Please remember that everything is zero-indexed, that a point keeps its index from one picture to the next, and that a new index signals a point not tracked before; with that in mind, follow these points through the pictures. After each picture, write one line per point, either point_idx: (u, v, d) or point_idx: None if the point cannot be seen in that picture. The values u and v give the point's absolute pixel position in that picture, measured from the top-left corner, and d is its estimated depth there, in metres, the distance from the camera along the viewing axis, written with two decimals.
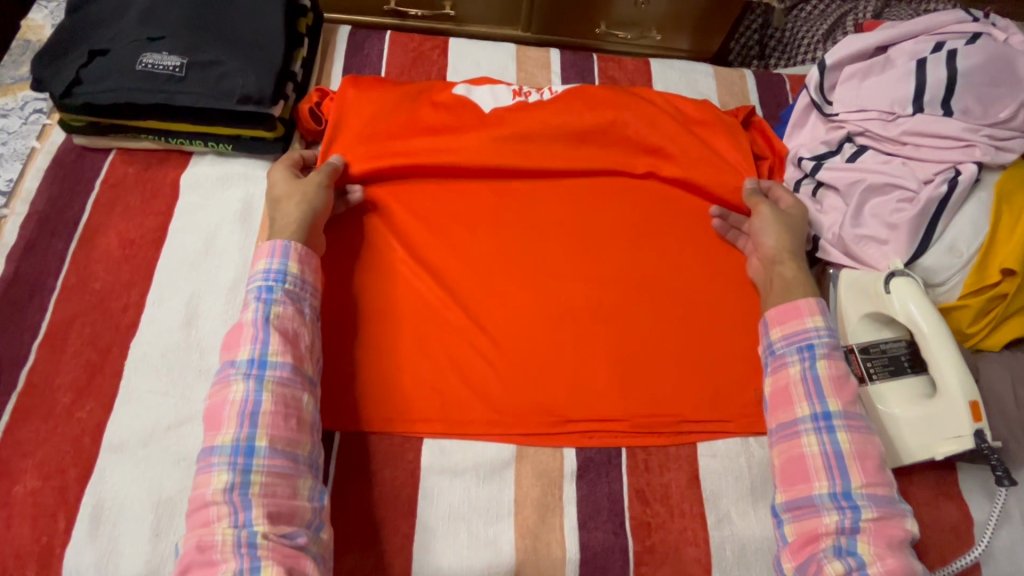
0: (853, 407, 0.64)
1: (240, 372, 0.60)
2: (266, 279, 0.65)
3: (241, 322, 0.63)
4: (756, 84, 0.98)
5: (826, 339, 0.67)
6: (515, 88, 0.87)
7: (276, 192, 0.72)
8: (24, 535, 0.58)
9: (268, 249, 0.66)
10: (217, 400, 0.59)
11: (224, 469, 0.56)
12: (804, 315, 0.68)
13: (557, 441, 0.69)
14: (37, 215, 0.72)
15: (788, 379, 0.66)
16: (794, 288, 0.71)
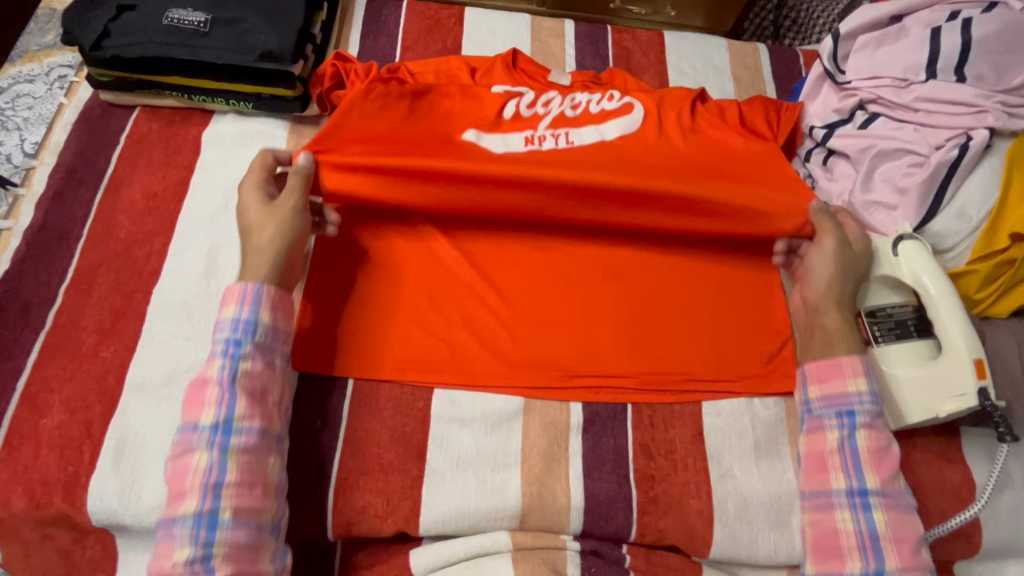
0: (892, 484, 0.61)
1: (203, 440, 0.57)
2: (234, 334, 0.61)
3: (205, 377, 0.60)
4: (770, 57, 0.98)
5: (869, 406, 0.63)
6: (528, 134, 0.77)
7: (245, 219, 0.68)
8: (52, 464, 0.60)
9: (237, 296, 0.62)
10: (180, 466, 0.57)
11: (185, 543, 0.55)
12: (846, 377, 0.64)
13: (564, 394, 0.70)
14: (64, 166, 0.75)
15: (825, 446, 0.63)
16: (835, 342, 0.67)
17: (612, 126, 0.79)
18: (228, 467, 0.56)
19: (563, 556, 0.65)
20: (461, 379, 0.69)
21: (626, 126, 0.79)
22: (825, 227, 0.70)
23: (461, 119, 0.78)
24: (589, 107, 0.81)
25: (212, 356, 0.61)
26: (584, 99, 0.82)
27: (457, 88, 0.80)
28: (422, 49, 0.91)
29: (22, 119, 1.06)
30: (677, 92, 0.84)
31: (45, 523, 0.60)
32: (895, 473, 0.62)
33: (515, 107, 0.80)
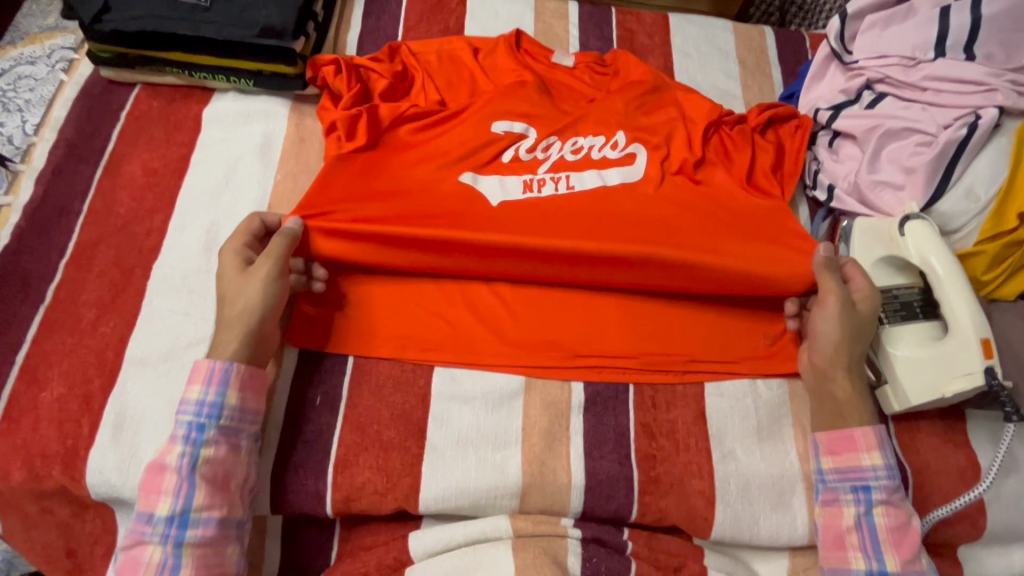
0: (912, 564, 0.60)
1: (158, 531, 0.55)
2: (197, 418, 0.57)
3: (164, 462, 0.57)
4: (775, 40, 0.97)
5: (884, 481, 0.62)
6: (527, 179, 0.75)
7: (220, 286, 0.64)
8: (51, 437, 0.60)
9: (204, 376, 0.59)
10: (136, 552, 0.56)
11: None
12: (860, 451, 0.63)
13: (566, 374, 0.70)
14: (65, 142, 0.75)
15: (843, 525, 0.62)
16: (846, 413, 0.65)
17: (613, 173, 0.76)
18: (182, 564, 0.54)
19: (563, 546, 0.64)
20: (461, 358, 0.69)
21: (628, 174, 0.76)
22: (833, 287, 0.67)
23: (458, 156, 0.75)
24: (590, 152, 0.78)
25: (173, 438, 0.58)
26: (585, 143, 0.78)
27: (454, 112, 0.78)
28: (424, 30, 0.90)
29: (24, 100, 1.06)
30: (683, 134, 0.80)
31: (44, 496, 0.60)
32: (915, 553, 0.60)
33: (514, 151, 0.77)
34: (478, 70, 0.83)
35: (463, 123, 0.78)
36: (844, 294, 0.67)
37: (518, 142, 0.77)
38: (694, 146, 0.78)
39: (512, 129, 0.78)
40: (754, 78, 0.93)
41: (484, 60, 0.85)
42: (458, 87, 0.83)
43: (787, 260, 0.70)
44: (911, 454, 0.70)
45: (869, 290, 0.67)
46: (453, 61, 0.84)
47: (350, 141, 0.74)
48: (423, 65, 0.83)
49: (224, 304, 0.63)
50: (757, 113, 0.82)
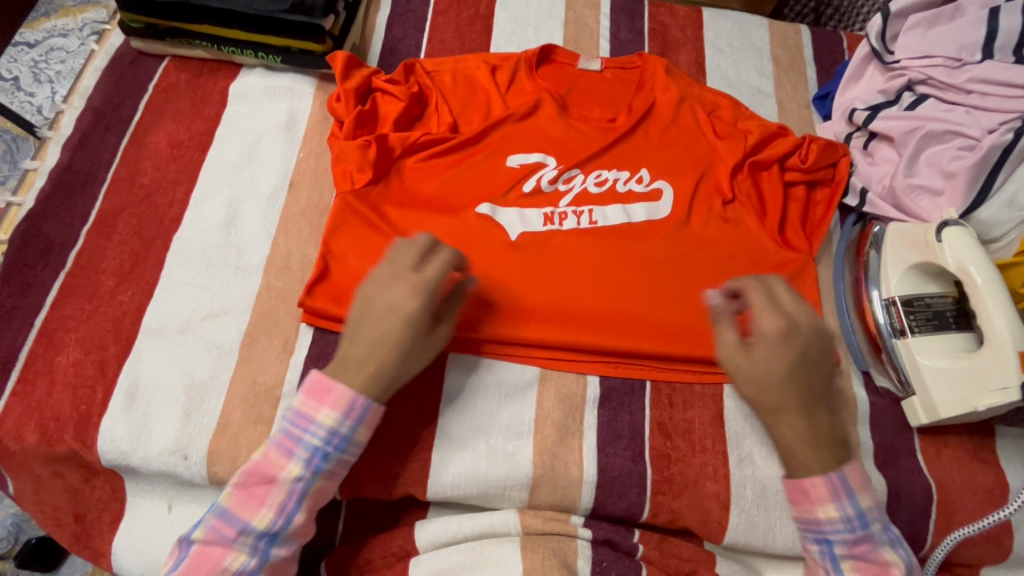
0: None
1: (246, 543, 0.52)
2: (325, 447, 0.53)
3: (275, 475, 0.53)
4: (812, 39, 0.95)
5: (847, 535, 0.55)
6: (547, 211, 0.75)
7: (391, 317, 0.56)
8: (65, 401, 0.60)
9: (343, 407, 0.54)
10: (213, 549, 0.52)
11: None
12: (813, 503, 0.56)
13: (581, 367, 0.68)
14: (92, 110, 0.74)
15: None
16: (796, 462, 0.57)
17: (638, 209, 0.76)
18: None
19: (573, 547, 0.62)
20: (477, 347, 0.68)
21: (653, 210, 0.76)
22: (722, 346, 0.61)
23: (473, 190, 0.76)
24: (615, 186, 0.77)
25: (293, 450, 0.54)
26: (610, 176, 0.78)
27: (476, 139, 0.78)
28: (453, 13, 0.89)
29: (54, 72, 1.08)
30: (709, 176, 0.79)
31: (55, 459, 0.60)
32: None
33: (535, 181, 0.77)
34: (493, 92, 0.82)
35: (477, 156, 0.77)
36: (738, 347, 0.60)
37: (539, 172, 0.78)
38: (723, 187, 0.78)
39: (528, 161, 0.78)
40: (787, 76, 0.91)
41: (502, 79, 0.83)
42: (472, 109, 0.81)
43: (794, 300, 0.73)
44: (936, 470, 0.67)
45: (769, 325, 0.59)
46: (468, 81, 0.83)
47: (360, 173, 0.72)
48: (437, 85, 0.81)
49: (385, 343, 0.56)
50: (796, 160, 0.79)
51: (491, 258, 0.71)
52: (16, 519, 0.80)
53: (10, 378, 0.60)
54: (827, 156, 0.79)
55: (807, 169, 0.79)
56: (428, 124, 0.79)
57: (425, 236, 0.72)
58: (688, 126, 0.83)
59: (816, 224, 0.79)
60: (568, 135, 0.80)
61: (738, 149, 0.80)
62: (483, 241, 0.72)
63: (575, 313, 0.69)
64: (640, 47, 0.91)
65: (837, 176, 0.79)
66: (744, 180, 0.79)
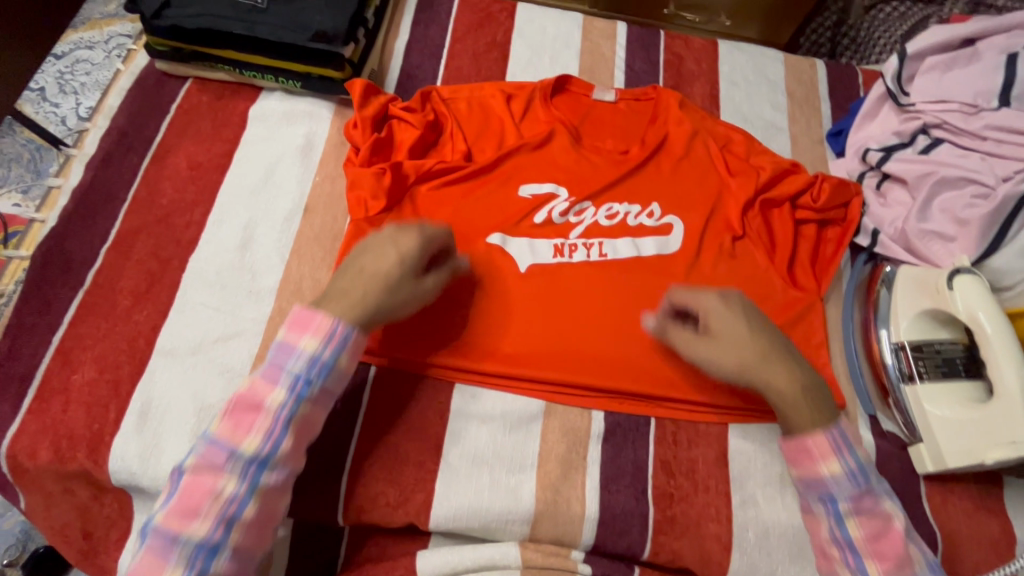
0: (903, 569, 0.55)
1: (236, 468, 0.52)
2: (308, 372, 0.55)
3: (262, 401, 0.54)
4: (827, 75, 0.95)
5: (852, 489, 0.56)
6: (557, 243, 0.76)
7: (387, 256, 0.61)
8: (79, 420, 0.61)
9: (324, 333, 0.56)
10: (201, 478, 0.52)
11: (180, 566, 0.50)
12: (818, 462, 0.57)
13: (586, 402, 0.69)
14: (115, 130, 0.76)
15: (822, 538, 0.58)
16: (797, 420, 0.59)
17: (649, 243, 0.77)
18: (249, 504, 0.52)
19: None
20: (482, 377, 0.68)
21: (663, 245, 0.77)
22: (683, 346, 0.65)
23: (485, 219, 0.77)
24: (626, 219, 0.78)
25: (278, 377, 0.54)
26: (621, 209, 0.79)
27: (490, 169, 0.80)
28: (471, 40, 0.90)
29: (80, 84, 1.11)
30: (720, 212, 0.80)
31: (66, 477, 0.61)
32: (903, 553, 0.55)
33: (546, 213, 0.78)
34: (508, 122, 0.83)
35: (491, 186, 0.78)
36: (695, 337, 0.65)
37: (550, 203, 0.78)
38: (733, 223, 0.79)
39: (540, 191, 0.79)
40: (801, 111, 0.92)
41: (517, 108, 0.84)
42: (486, 138, 0.82)
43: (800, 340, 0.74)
44: (941, 519, 0.67)
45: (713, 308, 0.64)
46: (483, 109, 0.84)
47: (374, 200, 0.73)
48: (453, 113, 0.83)
49: (377, 279, 0.60)
50: (808, 199, 0.80)
51: (499, 288, 0.72)
52: (25, 526, 0.82)
53: (27, 395, 0.61)
54: (838, 196, 0.79)
55: (818, 208, 0.80)
56: (442, 151, 0.81)
57: None
58: (700, 160, 0.83)
59: (826, 263, 0.79)
60: (580, 167, 0.81)
61: (750, 186, 0.80)
62: (494, 272, 0.73)
63: (582, 349, 0.70)
64: (655, 79, 0.91)
65: (846, 217, 0.80)
66: (756, 217, 0.80)
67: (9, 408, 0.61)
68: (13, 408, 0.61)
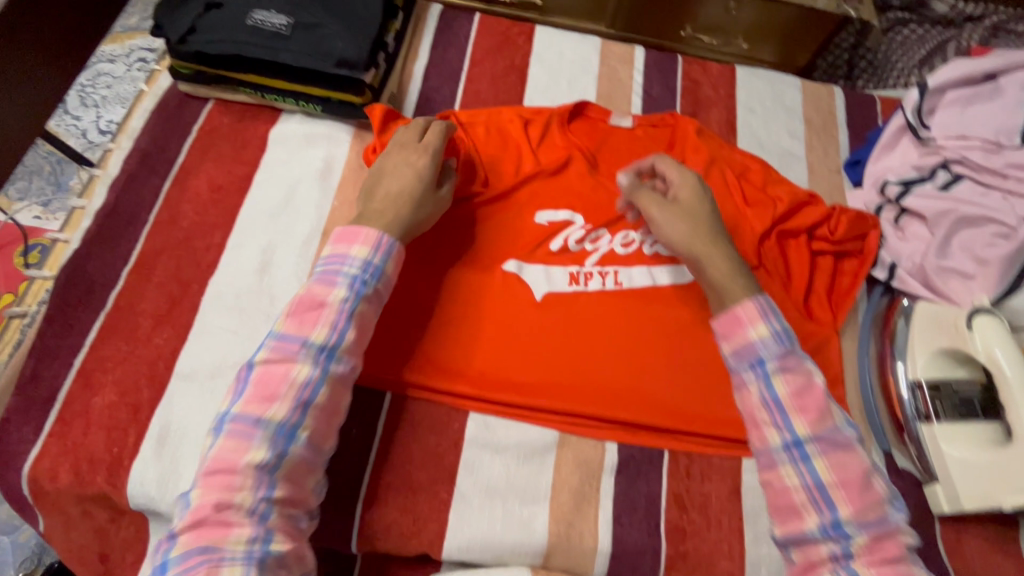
0: (824, 424, 0.58)
1: (308, 355, 0.58)
2: (363, 274, 0.62)
3: (322, 297, 0.61)
4: (845, 102, 0.95)
5: (777, 350, 0.61)
6: (573, 271, 0.76)
7: (406, 174, 0.69)
8: (99, 443, 0.62)
9: (373, 242, 0.64)
10: (277, 367, 0.57)
11: (263, 444, 0.54)
12: (746, 326, 0.62)
13: (599, 433, 0.69)
14: (138, 152, 0.77)
15: (753, 403, 0.60)
16: (728, 297, 0.65)
17: (664, 272, 0.77)
18: (323, 389, 0.58)
19: None
20: (496, 405, 0.69)
21: (679, 275, 0.77)
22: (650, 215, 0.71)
23: (502, 246, 0.77)
24: (642, 248, 0.78)
25: (335, 280, 0.62)
26: (637, 238, 0.79)
27: (507, 195, 0.80)
28: (489, 64, 0.91)
29: (101, 97, 1.12)
30: (737, 241, 0.80)
31: (85, 500, 0.61)
32: (825, 411, 0.58)
33: (562, 240, 0.78)
34: (525, 147, 0.83)
35: (507, 213, 0.79)
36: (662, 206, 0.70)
37: (566, 231, 0.78)
38: (749, 253, 0.79)
39: (557, 218, 0.79)
40: (819, 140, 0.91)
41: (534, 133, 0.84)
42: (503, 163, 0.82)
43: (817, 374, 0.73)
44: (957, 560, 0.66)
45: (682, 183, 0.72)
46: (500, 134, 0.84)
47: None
48: (471, 137, 0.83)
49: (404, 197, 0.68)
50: (825, 230, 0.80)
51: (514, 317, 0.73)
52: (41, 540, 0.83)
53: (49, 417, 0.62)
54: (857, 228, 0.79)
55: (836, 239, 0.79)
56: (459, 176, 0.81)
57: (452, 293, 0.73)
58: (717, 188, 0.83)
59: (843, 295, 0.78)
60: (596, 194, 0.81)
61: (767, 215, 0.80)
62: (510, 300, 0.74)
63: (597, 380, 0.70)
64: (672, 104, 0.92)
65: (864, 249, 0.80)
66: (773, 247, 0.79)
67: (31, 431, 0.61)
68: (35, 431, 0.62)
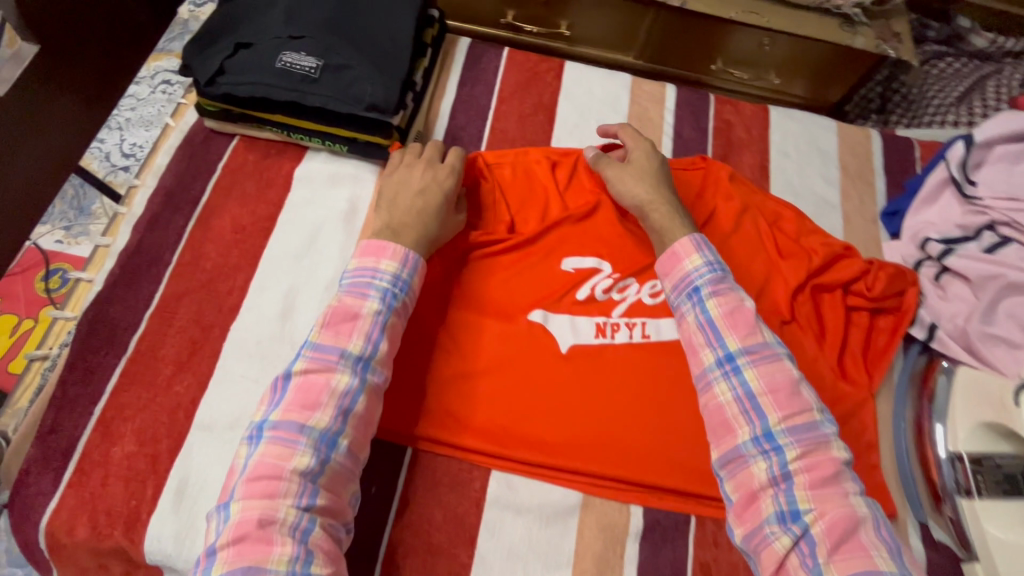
0: (753, 338, 0.64)
1: (347, 365, 0.59)
2: (393, 287, 0.64)
3: (356, 309, 0.62)
4: (882, 147, 0.92)
5: (710, 276, 0.67)
6: (600, 321, 0.74)
7: (433, 194, 0.72)
8: (117, 495, 0.61)
9: (401, 257, 0.66)
10: (316, 378, 0.58)
11: (307, 451, 0.55)
12: (683, 259, 0.69)
13: (624, 496, 0.67)
14: (163, 190, 0.76)
15: (689, 330, 0.66)
16: (668, 236, 0.72)
17: None
18: (362, 397, 0.59)
19: None
20: (518, 464, 0.67)
21: None
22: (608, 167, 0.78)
23: (526, 294, 0.75)
24: None
25: (366, 292, 0.63)
26: None
27: (533, 241, 0.78)
28: (517, 102, 0.89)
29: (124, 119, 1.12)
30: (772, 295, 0.77)
31: (102, 554, 0.60)
32: (754, 329, 0.64)
33: (589, 289, 0.76)
34: (552, 190, 0.81)
35: (532, 259, 0.77)
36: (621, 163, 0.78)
37: (592, 279, 0.77)
38: (782, 307, 0.76)
39: (583, 265, 0.77)
40: (855, 187, 0.89)
41: (561, 176, 0.83)
42: (530, 207, 0.81)
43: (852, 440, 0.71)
44: None
45: (640, 148, 0.79)
46: (527, 175, 0.83)
47: None
48: (498, 180, 0.82)
49: (431, 212, 0.70)
50: (861, 285, 0.77)
51: (538, 369, 0.71)
52: None
53: (67, 468, 0.61)
54: (895, 284, 0.77)
55: (873, 294, 0.77)
56: (485, 220, 0.80)
57: (475, 343, 0.72)
58: (750, 237, 0.80)
59: (879, 353, 0.76)
60: (624, 240, 0.79)
61: (802, 268, 0.77)
62: (534, 352, 0.72)
63: (622, 440, 0.68)
64: (703, 147, 0.89)
65: (902, 306, 0.77)
66: (806, 300, 0.77)
67: (49, 482, 0.61)
68: (54, 482, 0.61)
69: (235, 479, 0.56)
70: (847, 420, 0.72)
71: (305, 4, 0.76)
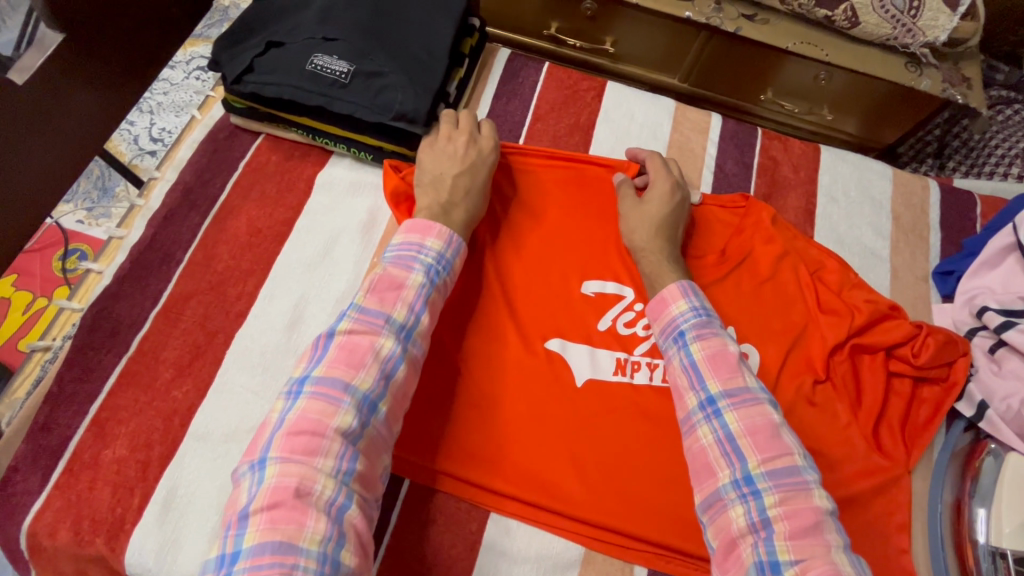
0: (735, 381, 0.58)
1: (391, 331, 0.55)
2: (437, 264, 0.61)
3: (402, 278, 0.59)
4: (941, 200, 0.86)
5: (695, 320, 0.62)
6: (620, 359, 0.69)
7: (478, 169, 0.69)
8: (104, 500, 0.59)
9: (446, 236, 0.63)
10: (359, 339, 0.54)
11: (350, 411, 0.50)
12: (669, 304, 0.64)
13: (630, 556, 0.62)
14: (182, 185, 0.75)
15: (673, 373, 0.62)
16: (657, 285, 0.68)
17: None
18: (405, 364, 0.55)
19: None
20: (523, 509, 0.63)
21: None
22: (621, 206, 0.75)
23: (545, 322, 0.71)
24: None
25: (411, 265, 0.60)
26: None
27: (559, 267, 0.74)
28: (553, 120, 0.85)
29: (156, 103, 1.13)
30: (806, 349, 0.72)
31: (81, 560, 0.58)
32: (736, 372, 0.59)
33: (611, 321, 0.71)
34: (582, 214, 0.77)
35: (553, 286, 0.73)
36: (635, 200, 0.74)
37: (616, 312, 0.72)
38: (817, 365, 0.70)
39: (605, 291, 0.73)
40: (906, 240, 0.83)
41: (592, 201, 0.79)
42: (558, 228, 0.77)
43: (883, 518, 0.65)
44: None
45: (665, 182, 0.73)
46: (558, 195, 0.79)
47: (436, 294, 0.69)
48: (530, 199, 0.78)
49: (477, 190, 0.68)
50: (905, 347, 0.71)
51: (551, 407, 0.66)
52: None
53: (56, 468, 0.60)
54: (947, 349, 0.70)
55: (921, 359, 0.70)
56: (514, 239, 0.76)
57: (487, 372, 0.68)
58: (789, 283, 0.75)
59: (920, 425, 0.70)
60: None
61: (844, 321, 0.71)
62: (548, 387, 0.67)
63: (632, 494, 0.63)
64: (745, 183, 0.84)
65: (949, 377, 0.71)
66: (844, 357, 0.71)
67: (37, 481, 0.59)
68: (41, 482, 0.59)
69: (267, 433, 0.50)
70: (881, 496, 0.66)
71: (342, 4, 0.74)
